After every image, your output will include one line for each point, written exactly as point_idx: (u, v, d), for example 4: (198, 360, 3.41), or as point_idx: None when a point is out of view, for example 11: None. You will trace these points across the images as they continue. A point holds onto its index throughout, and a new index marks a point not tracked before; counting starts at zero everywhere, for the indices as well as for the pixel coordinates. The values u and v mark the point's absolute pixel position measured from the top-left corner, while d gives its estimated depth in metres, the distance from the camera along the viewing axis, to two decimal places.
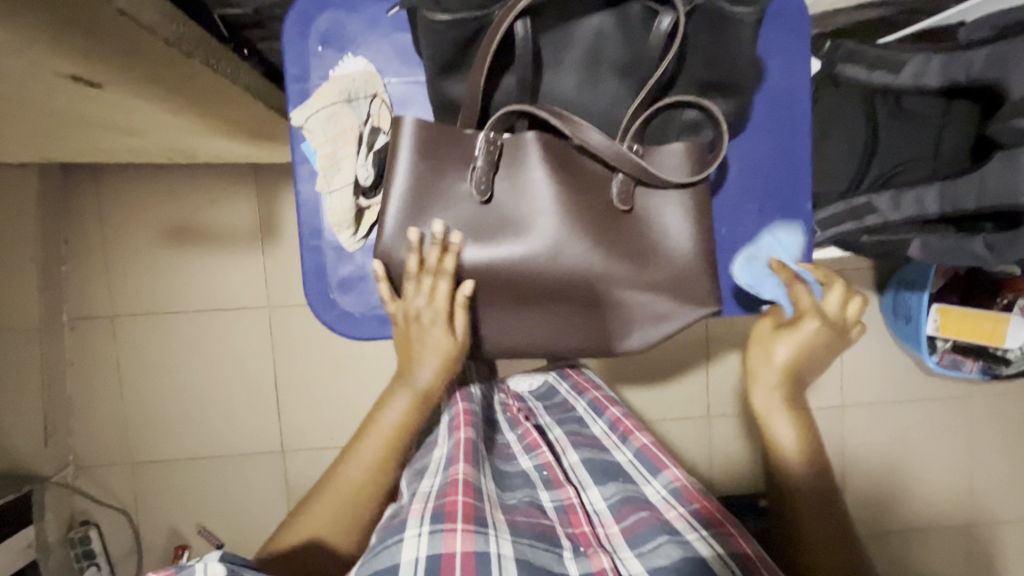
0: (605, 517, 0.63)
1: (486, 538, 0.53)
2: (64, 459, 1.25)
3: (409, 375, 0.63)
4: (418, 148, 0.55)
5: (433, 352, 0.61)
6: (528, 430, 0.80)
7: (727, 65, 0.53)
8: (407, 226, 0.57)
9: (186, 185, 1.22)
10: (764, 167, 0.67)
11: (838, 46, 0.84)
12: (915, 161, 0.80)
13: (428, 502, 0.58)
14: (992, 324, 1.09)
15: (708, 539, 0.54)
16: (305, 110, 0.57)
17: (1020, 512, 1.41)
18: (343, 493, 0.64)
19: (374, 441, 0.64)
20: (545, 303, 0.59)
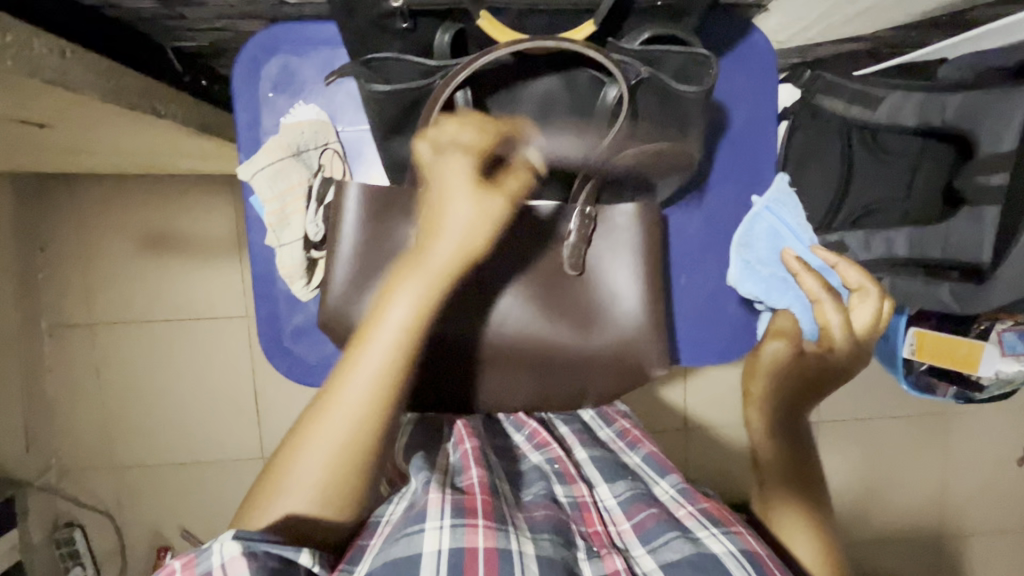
0: (616, 514, 0.55)
1: (509, 536, 0.47)
2: (47, 463, 1.27)
3: (420, 257, 0.50)
4: (364, 211, 0.56)
5: (463, 219, 0.50)
6: (539, 427, 0.65)
7: (675, 135, 0.57)
8: (357, 282, 0.57)
9: (162, 194, 1.21)
10: (726, 219, 0.71)
11: (817, 77, 0.81)
12: (889, 201, 0.79)
13: (444, 491, 0.50)
14: (968, 349, 1.08)
15: (721, 537, 0.49)
16: (251, 165, 0.57)
17: (989, 525, 1.44)
18: (340, 426, 0.48)
19: (382, 347, 0.49)
20: (512, 362, 0.64)
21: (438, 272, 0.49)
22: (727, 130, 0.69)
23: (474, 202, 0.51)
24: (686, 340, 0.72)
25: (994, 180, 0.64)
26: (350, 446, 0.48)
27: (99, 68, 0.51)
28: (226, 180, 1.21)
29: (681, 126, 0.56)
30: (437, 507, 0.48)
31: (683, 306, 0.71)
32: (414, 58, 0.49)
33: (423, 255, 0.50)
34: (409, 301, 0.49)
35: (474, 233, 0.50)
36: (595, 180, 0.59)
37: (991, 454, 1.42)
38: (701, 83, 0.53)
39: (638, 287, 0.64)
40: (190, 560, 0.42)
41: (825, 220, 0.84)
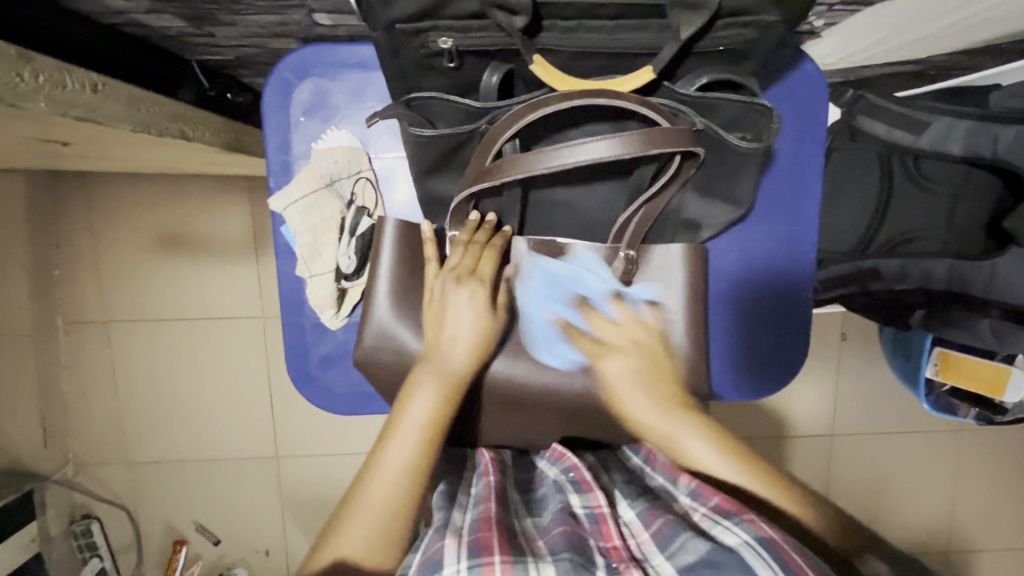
0: (635, 526, 0.49)
1: (527, 567, 0.43)
2: (63, 458, 1.28)
3: (435, 358, 0.54)
4: (398, 247, 0.58)
5: (472, 324, 0.55)
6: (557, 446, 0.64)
7: (722, 181, 0.60)
8: (395, 317, 0.59)
9: (178, 194, 1.19)
10: (762, 254, 0.68)
11: (859, 98, 0.78)
12: (928, 230, 0.76)
13: (460, 536, 0.46)
14: (993, 374, 1.03)
15: (735, 529, 0.43)
16: (284, 197, 0.59)
17: (998, 542, 1.44)
18: (375, 511, 0.46)
19: (407, 435, 0.49)
20: (540, 407, 0.65)
21: (453, 374, 0.53)
22: (774, 158, 0.66)
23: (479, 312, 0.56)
24: (717, 376, 0.71)
25: None
26: (386, 534, 0.46)
27: (127, 100, 0.50)
28: (243, 181, 1.19)
29: (733, 171, 0.59)
30: (452, 552, 0.44)
31: (717, 340, 0.70)
32: (460, 102, 0.48)
33: (438, 357, 0.54)
34: (427, 400, 0.51)
35: (480, 339, 0.56)
36: (636, 220, 0.60)
37: (1004, 471, 1.41)
38: (760, 139, 0.54)
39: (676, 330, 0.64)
40: None
41: (860, 246, 0.80)
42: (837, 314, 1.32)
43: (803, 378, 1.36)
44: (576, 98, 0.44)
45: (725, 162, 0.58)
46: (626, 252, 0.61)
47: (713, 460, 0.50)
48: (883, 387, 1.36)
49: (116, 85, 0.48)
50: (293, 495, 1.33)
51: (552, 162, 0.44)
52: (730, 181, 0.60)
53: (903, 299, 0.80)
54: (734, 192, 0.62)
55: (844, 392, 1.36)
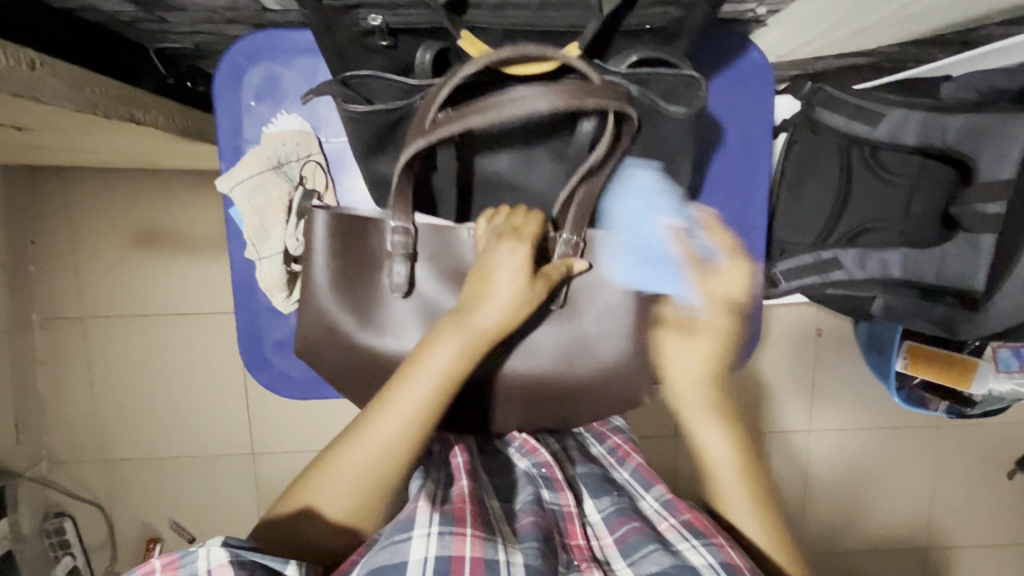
0: (600, 529, 0.56)
1: (496, 545, 0.48)
2: (38, 454, 1.27)
3: (464, 318, 0.55)
4: (334, 235, 0.58)
5: (508, 293, 0.56)
6: (528, 436, 0.66)
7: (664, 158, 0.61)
8: (337, 301, 0.60)
9: (154, 189, 1.19)
10: (715, 241, 0.70)
11: (818, 90, 0.79)
12: (884, 220, 0.79)
13: (433, 503, 0.50)
14: (961, 367, 1.04)
15: (701, 548, 0.50)
16: (231, 178, 0.57)
17: (976, 538, 1.44)
18: (378, 442, 0.52)
19: (420, 386, 0.53)
20: (509, 396, 0.66)
21: (478, 335, 0.55)
22: (723, 142, 0.68)
23: (513, 278, 0.56)
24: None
25: (990, 210, 0.64)
26: (383, 468, 0.52)
27: (71, 83, 0.50)
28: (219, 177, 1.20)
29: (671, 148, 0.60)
30: (425, 515, 0.48)
31: None
32: (394, 77, 0.50)
33: (468, 314, 0.55)
34: (449, 352, 0.54)
35: (513, 307, 0.56)
36: (577, 202, 0.59)
37: (980, 467, 1.42)
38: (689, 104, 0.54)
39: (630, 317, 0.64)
40: (171, 563, 0.42)
41: (819, 239, 0.82)
42: (810, 310, 1.33)
43: (779, 374, 1.36)
44: (489, 58, 0.44)
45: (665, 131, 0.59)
46: (570, 238, 0.61)
47: (719, 449, 0.60)
48: (859, 382, 1.37)
49: (60, 68, 0.48)
50: (270, 492, 1.32)
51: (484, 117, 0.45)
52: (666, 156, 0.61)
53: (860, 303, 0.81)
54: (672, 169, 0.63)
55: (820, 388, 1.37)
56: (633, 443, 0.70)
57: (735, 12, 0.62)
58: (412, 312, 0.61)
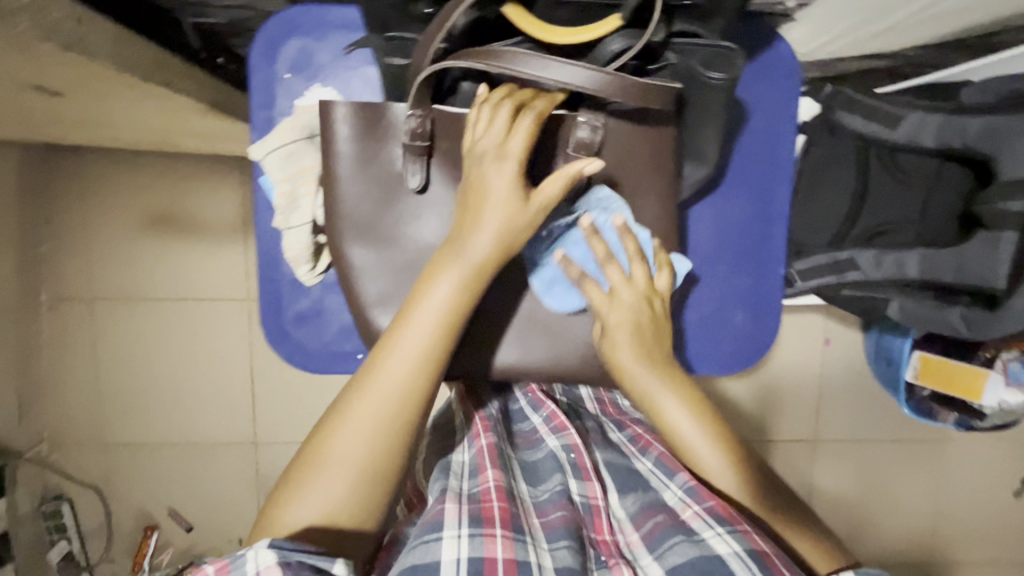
0: (627, 524, 0.57)
1: (526, 546, 0.50)
2: (38, 435, 1.26)
3: (458, 249, 0.54)
4: (352, 124, 0.57)
5: (500, 217, 0.54)
6: (556, 411, 0.71)
7: (695, 133, 0.63)
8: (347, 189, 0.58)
9: (170, 173, 1.20)
10: (735, 228, 0.69)
11: (839, 92, 0.81)
12: (900, 223, 0.79)
13: (460, 502, 0.54)
14: (971, 377, 1.05)
15: (726, 536, 0.50)
16: (264, 146, 0.58)
17: (980, 557, 1.42)
18: (385, 394, 0.51)
19: (421, 327, 0.52)
20: (530, 338, 0.66)
21: (474, 266, 0.54)
22: (745, 129, 0.68)
23: (506, 199, 0.54)
24: (711, 353, 0.70)
25: (1012, 207, 0.63)
26: (394, 416, 0.51)
27: (109, 42, 0.51)
28: (235, 164, 1.20)
29: (703, 123, 0.62)
30: (454, 517, 0.51)
31: (694, 311, 0.69)
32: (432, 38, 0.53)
33: (461, 247, 0.54)
34: (448, 287, 0.53)
35: (509, 233, 0.54)
36: (576, 141, 0.59)
37: (986, 484, 1.41)
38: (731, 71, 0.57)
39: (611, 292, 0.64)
40: (224, 566, 0.43)
41: (837, 237, 0.83)
42: (818, 319, 1.33)
43: (784, 382, 1.36)
44: None
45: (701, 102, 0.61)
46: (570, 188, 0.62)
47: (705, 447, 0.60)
48: (865, 393, 1.37)
49: (100, 27, 0.49)
50: (270, 483, 1.31)
51: (499, 64, 0.48)
52: (693, 133, 0.63)
53: (875, 304, 0.81)
54: (696, 146, 0.64)
55: (826, 397, 1.36)
56: (655, 433, 0.71)
57: (765, 4, 0.62)
58: (421, 210, 0.59)
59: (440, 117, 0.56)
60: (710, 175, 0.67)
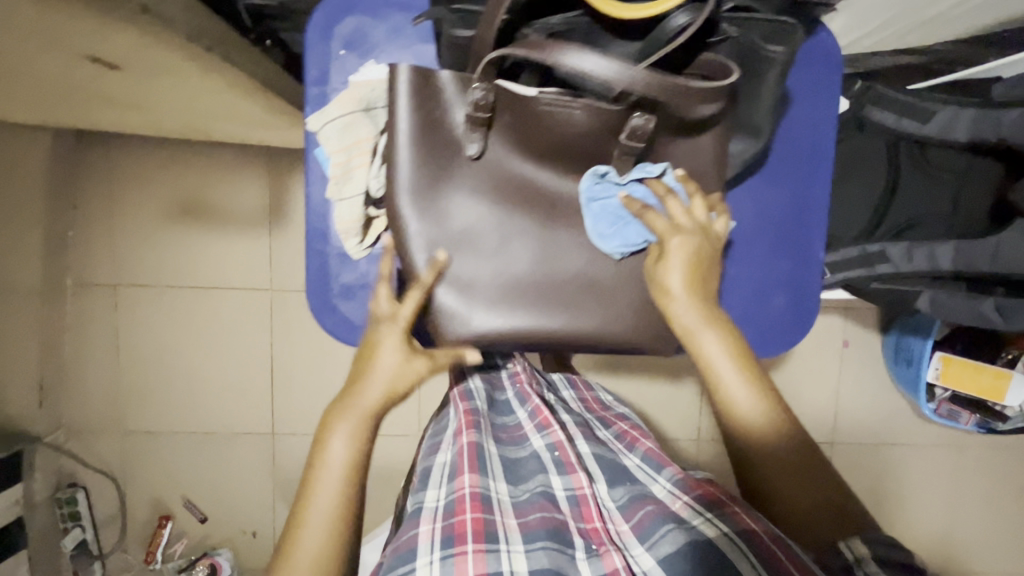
0: (616, 516, 0.58)
1: (498, 556, 0.50)
2: (57, 421, 1.26)
3: (353, 396, 0.54)
4: (412, 94, 0.55)
5: (393, 365, 0.55)
6: (540, 407, 0.73)
7: (749, 110, 0.63)
8: (411, 161, 0.57)
9: (198, 161, 1.22)
10: (775, 212, 0.69)
11: (869, 88, 0.80)
12: (932, 215, 0.79)
13: (435, 523, 0.53)
14: (994, 378, 1.07)
15: (713, 521, 0.51)
16: (321, 116, 0.58)
17: (997, 565, 1.41)
18: (319, 529, 0.48)
19: (331, 477, 0.50)
20: (583, 311, 0.61)
21: (369, 408, 0.53)
22: (786, 115, 0.68)
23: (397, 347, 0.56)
24: (748, 334, 0.70)
25: None
26: (330, 556, 0.47)
27: None
28: (263, 153, 1.22)
29: (758, 98, 0.62)
30: (427, 543, 0.51)
31: (734, 293, 0.69)
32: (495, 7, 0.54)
33: (355, 393, 0.54)
34: (347, 435, 0.51)
35: (404, 374, 0.55)
36: (629, 129, 0.53)
37: (1004, 491, 1.40)
38: (790, 43, 0.57)
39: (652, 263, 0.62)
40: None
41: (866, 231, 0.82)
42: (837, 320, 1.33)
43: (802, 383, 1.36)
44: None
45: (758, 78, 0.60)
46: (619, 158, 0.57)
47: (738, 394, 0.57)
48: (883, 395, 1.37)
49: None
50: (286, 475, 1.31)
51: (560, 58, 0.45)
52: (746, 109, 0.63)
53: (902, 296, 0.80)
54: (749, 121, 0.63)
55: (844, 398, 1.36)
56: (639, 428, 0.74)
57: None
58: (484, 179, 0.59)
59: (502, 90, 0.53)
60: (756, 156, 0.67)
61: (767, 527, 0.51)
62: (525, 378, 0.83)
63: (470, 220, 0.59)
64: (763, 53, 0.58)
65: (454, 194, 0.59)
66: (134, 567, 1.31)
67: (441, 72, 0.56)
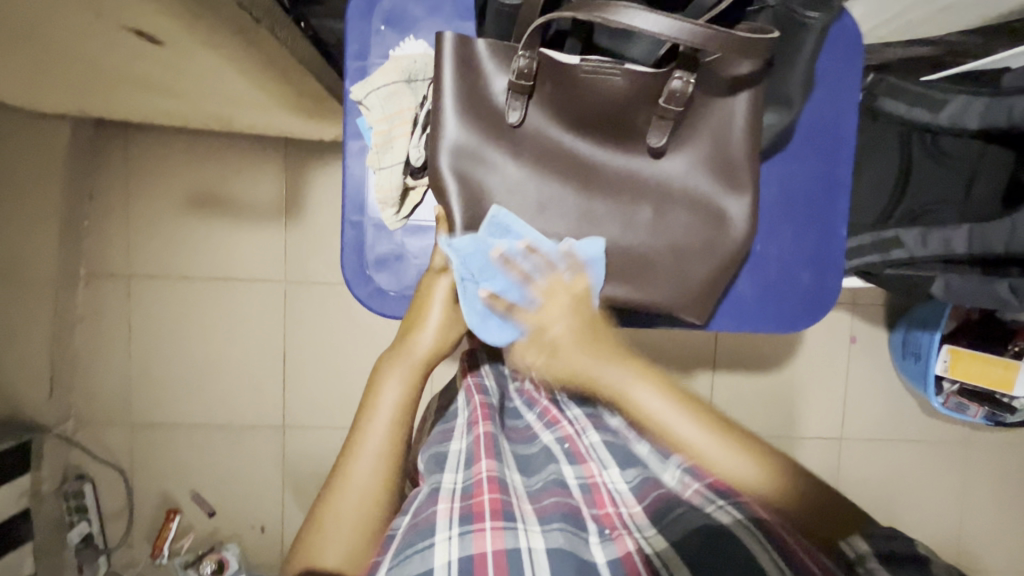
0: (627, 497, 0.56)
1: (517, 534, 0.48)
2: (65, 412, 1.25)
3: (404, 348, 0.61)
4: (456, 63, 0.60)
5: (441, 317, 0.64)
6: (549, 406, 0.72)
7: (784, 81, 0.65)
8: (454, 125, 0.61)
9: (216, 153, 1.23)
10: (800, 191, 0.72)
11: (881, 80, 0.85)
12: (944, 202, 0.81)
13: (452, 502, 0.51)
14: (1002, 370, 1.07)
15: (727, 508, 0.49)
16: (365, 87, 0.64)
17: (1007, 563, 1.41)
18: (371, 463, 0.53)
19: (380, 422, 0.55)
20: (618, 273, 0.64)
21: (420, 358, 0.60)
22: (810, 99, 0.72)
23: (445, 304, 0.64)
24: (776, 310, 0.73)
25: None
26: (375, 493, 0.52)
27: None
28: (281, 146, 1.23)
29: (792, 68, 0.64)
30: (445, 519, 0.48)
31: (760, 270, 0.72)
32: None
33: (407, 345, 0.61)
34: (397, 384, 0.58)
35: (447, 331, 0.64)
36: (668, 91, 0.58)
37: (1011, 488, 1.41)
38: (825, 12, 0.61)
39: (685, 231, 0.64)
40: None
41: (880, 218, 0.86)
42: (845, 317, 1.35)
43: (812, 379, 1.37)
44: None
45: (795, 47, 0.62)
46: (659, 119, 0.61)
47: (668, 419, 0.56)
48: (891, 391, 1.38)
49: None
50: (296, 468, 1.30)
51: (610, 15, 0.48)
52: (782, 78, 0.64)
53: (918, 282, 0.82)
54: (783, 92, 0.65)
55: (853, 394, 1.37)
56: None
57: None
58: (523, 144, 0.63)
59: (546, 58, 0.58)
60: (784, 132, 0.69)
61: (782, 522, 0.50)
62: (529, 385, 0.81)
63: (516, 184, 0.63)
64: (801, 19, 0.60)
65: (502, 159, 0.62)
66: (139, 562, 1.29)
67: (483, 41, 0.60)
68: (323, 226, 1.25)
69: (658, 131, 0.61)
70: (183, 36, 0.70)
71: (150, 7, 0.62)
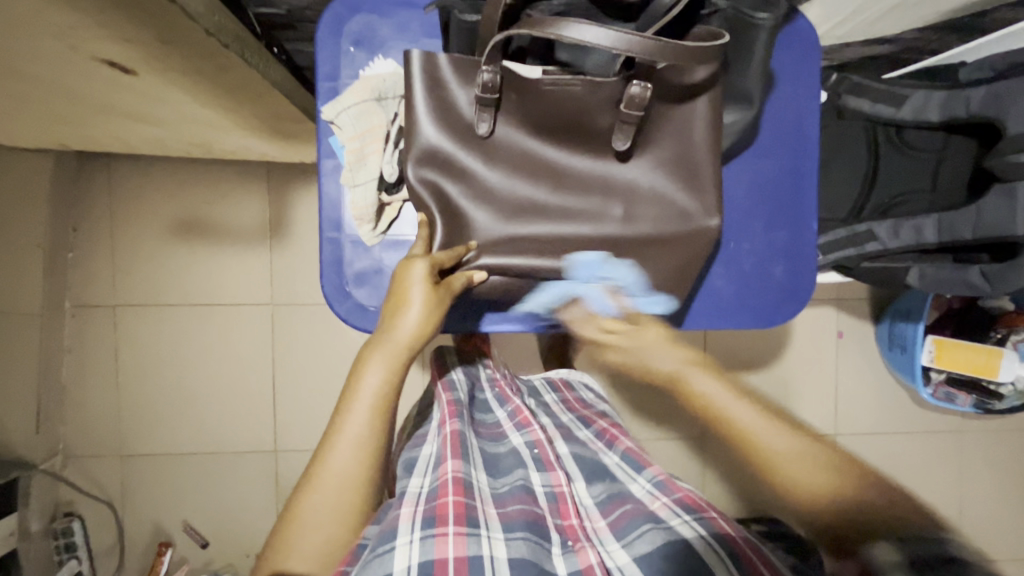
0: (592, 514, 0.57)
1: (479, 540, 0.47)
2: (54, 447, 1.23)
3: (387, 332, 0.56)
4: (424, 78, 0.61)
5: (424, 295, 0.57)
6: (520, 407, 0.72)
7: (742, 79, 0.67)
8: (424, 136, 0.62)
9: (199, 180, 1.24)
10: (768, 186, 0.74)
11: (844, 79, 0.87)
12: (916, 192, 0.84)
13: (417, 506, 0.51)
14: (986, 357, 1.10)
15: (693, 522, 0.49)
16: (335, 107, 0.66)
17: (1009, 551, 1.41)
18: (349, 455, 0.52)
19: (361, 415, 0.53)
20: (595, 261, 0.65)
21: (400, 345, 0.56)
22: (773, 96, 0.74)
23: (422, 284, 0.58)
24: (751, 302, 0.74)
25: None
26: (353, 487, 0.51)
27: None
28: (263, 170, 1.24)
29: (751, 66, 0.66)
30: (407, 524, 0.47)
31: (733, 266, 0.74)
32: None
33: (392, 330, 0.56)
34: (378, 373, 0.54)
35: (432, 313, 0.58)
36: (628, 98, 0.59)
37: (1007, 475, 1.41)
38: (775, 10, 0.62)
39: (656, 221, 0.66)
40: None
41: (852, 213, 0.87)
42: (831, 312, 1.36)
43: (803, 375, 1.37)
44: None
45: (748, 47, 0.64)
46: (622, 123, 0.61)
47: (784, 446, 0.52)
48: (882, 384, 1.39)
49: None
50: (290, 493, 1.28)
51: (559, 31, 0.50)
52: (738, 78, 0.66)
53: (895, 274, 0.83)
54: (743, 90, 0.67)
55: (844, 390, 1.38)
56: (620, 426, 0.73)
57: None
58: (492, 149, 0.64)
59: (508, 71, 0.60)
60: (748, 127, 0.71)
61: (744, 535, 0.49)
62: (504, 383, 0.83)
63: (488, 189, 0.64)
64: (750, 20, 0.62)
65: (472, 164, 0.64)
66: None
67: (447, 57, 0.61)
68: (309, 249, 1.25)
69: (620, 133, 0.62)
70: (155, 66, 0.71)
71: (124, 40, 0.64)
